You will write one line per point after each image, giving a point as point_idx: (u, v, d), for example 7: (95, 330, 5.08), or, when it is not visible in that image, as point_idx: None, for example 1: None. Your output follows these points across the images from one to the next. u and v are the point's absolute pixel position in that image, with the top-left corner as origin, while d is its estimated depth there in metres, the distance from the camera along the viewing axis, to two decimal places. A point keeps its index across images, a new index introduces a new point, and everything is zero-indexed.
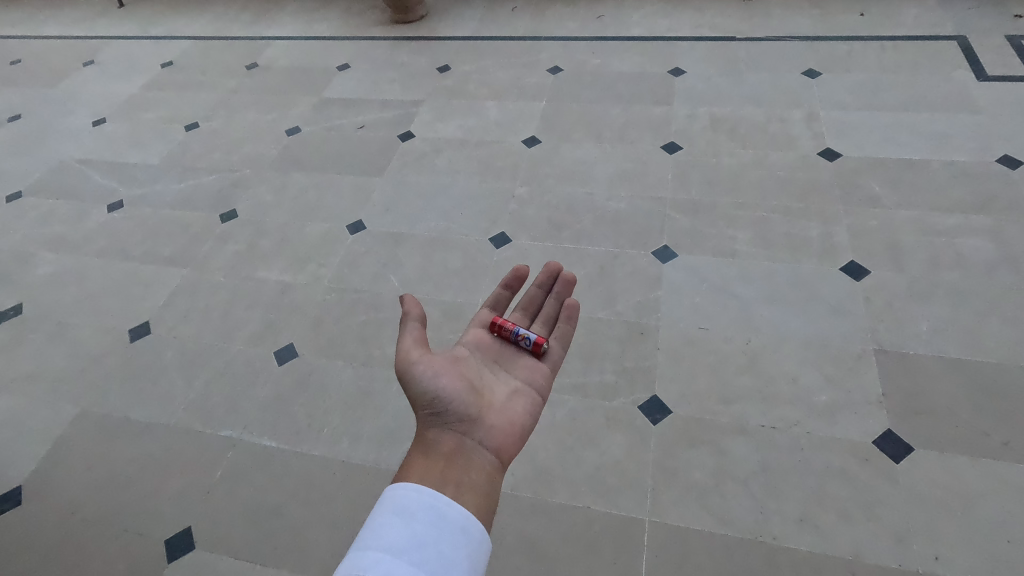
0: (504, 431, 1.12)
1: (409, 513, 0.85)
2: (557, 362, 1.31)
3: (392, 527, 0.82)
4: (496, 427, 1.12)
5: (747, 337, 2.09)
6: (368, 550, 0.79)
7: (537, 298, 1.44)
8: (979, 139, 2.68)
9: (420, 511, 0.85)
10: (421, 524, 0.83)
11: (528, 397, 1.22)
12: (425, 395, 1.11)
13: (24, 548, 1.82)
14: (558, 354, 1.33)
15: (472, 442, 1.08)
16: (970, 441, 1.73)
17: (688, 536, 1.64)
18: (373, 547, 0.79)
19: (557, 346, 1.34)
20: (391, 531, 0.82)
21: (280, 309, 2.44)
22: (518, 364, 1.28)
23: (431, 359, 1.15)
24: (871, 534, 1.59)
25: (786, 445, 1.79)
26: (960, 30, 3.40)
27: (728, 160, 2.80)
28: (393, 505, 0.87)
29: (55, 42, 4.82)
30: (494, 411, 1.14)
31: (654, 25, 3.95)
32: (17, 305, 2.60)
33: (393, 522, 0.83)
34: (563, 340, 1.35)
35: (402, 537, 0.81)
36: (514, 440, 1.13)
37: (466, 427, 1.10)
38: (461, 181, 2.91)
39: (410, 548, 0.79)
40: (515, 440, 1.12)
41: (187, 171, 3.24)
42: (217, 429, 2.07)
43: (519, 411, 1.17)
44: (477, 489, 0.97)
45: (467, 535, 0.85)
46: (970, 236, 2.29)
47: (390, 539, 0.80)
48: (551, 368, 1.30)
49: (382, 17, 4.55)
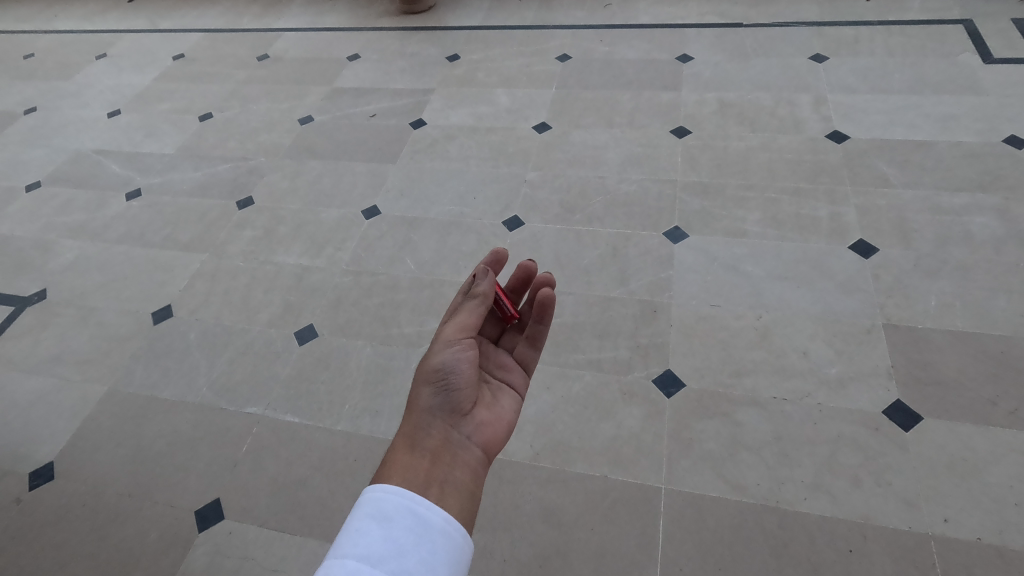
0: (491, 426, 1.03)
1: (387, 518, 0.77)
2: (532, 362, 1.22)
3: (368, 533, 0.75)
4: (484, 421, 1.02)
5: (758, 313, 2.14)
6: (343, 559, 0.71)
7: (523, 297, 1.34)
8: (987, 120, 2.71)
9: (398, 515, 0.77)
10: (399, 529, 0.76)
11: (512, 396, 1.13)
12: (434, 375, 0.99)
13: (58, 520, 1.88)
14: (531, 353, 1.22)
15: (459, 436, 0.98)
16: (978, 411, 1.78)
17: (704, 502, 1.69)
18: (346, 557, 0.71)
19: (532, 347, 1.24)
20: (366, 539, 0.74)
21: (299, 292, 2.49)
22: (503, 363, 1.17)
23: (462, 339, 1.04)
24: (882, 499, 1.64)
25: (797, 415, 1.84)
26: (967, 14, 3.42)
27: (737, 144, 2.84)
28: (367, 509, 0.78)
29: (68, 36, 4.88)
30: (486, 406, 1.05)
31: (662, 13, 3.99)
32: (41, 291, 2.65)
33: (368, 526, 0.76)
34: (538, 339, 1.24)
35: (380, 544, 0.74)
36: (499, 437, 1.04)
37: (456, 419, 0.99)
38: (473, 167, 2.96)
39: (388, 557, 0.72)
40: (500, 436, 1.03)
41: (203, 159, 3.30)
42: (242, 406, 2.13)
43: (505, 408, 1.09)
44: (463, 491, 0.88)
45: (451, 538, 0.78)
46: (977, 214, 2.32)
47: (365, 546, 0.73)
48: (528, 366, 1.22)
49: (391, 8, 4.59)
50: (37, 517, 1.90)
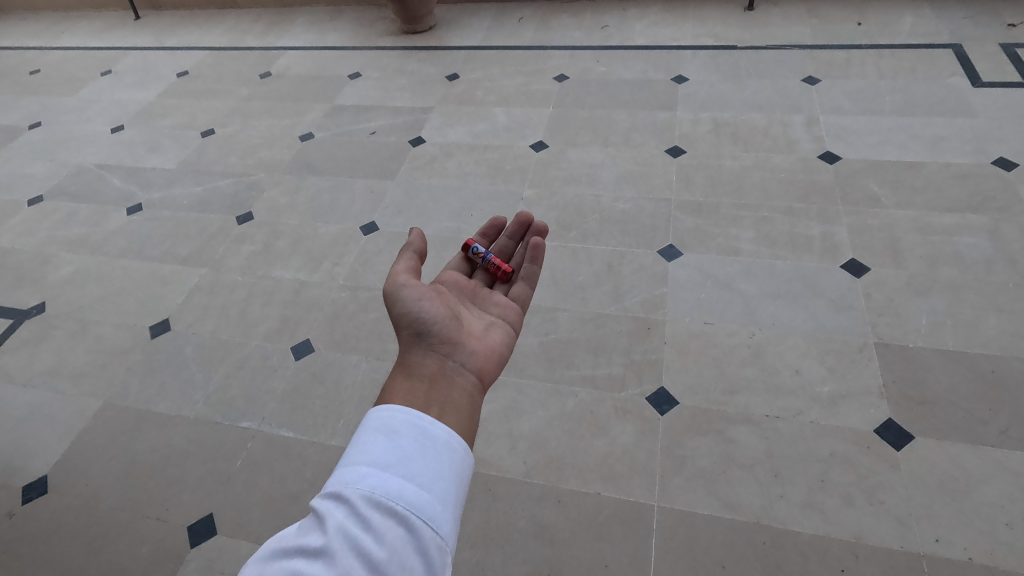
0: (485, 355, 1.04)
1: (389, 434, 0.74)
2: (525, 300, 1.29)
3: (375, 443, 0.73)
4: (477, 350, 1.04)
5: (751, 331, 2.15)
6: (354, 466, 0.70)
7: (508, 248, 1.50)
8: (976, 142, 2.75)
9: (402, 431, 0.75)
10: (402, 445, 0.73)
11: (505, 329, 1.16)
12: (409, 317, 1.06)
13: (51, 534, 1.88)
14: (525, 293, 1.30)
15: (454, 364, 0.99)
16: (969, 430, 1.79)
17: (696, 521, 1.69)
18: (354, 468, 0.70)
19: (524, 286, 1.32)
20: (373, 451, 0.72)
21: (297, 306, 2.51)
22: (493, 304, 1.23)
23: (411, 283, 1.10)
24: (874, 517, 1.64)
25: (790, 433, 1.85)
26: (955, 38, 3.49)
27: (731, 163, 2.88)
28: (371, 426, 0.76)
29: (73, 53, 4.96)
30: (476, 338, 1.08)
31: (658, 34, 4.06)
32: (40, 304, 2.67)
33: (373, 442, 0.73)
34: (529, 281, 1.33)
35: (388, 453, 0.72)
36: (495, 365, 1.05)
37: (447, 350, 1.02)
38: (471, 183, 3.00)
39: (396, 466, 0.70)
40: (497, 360, 1.05)
41: (204, 175, 3.34)
42: (238, 420, 2.13)
43: (498, 339, 1.11)
44: (461, 411, 0.87)
45: (454, 454, 0.76)
46: (967, 234, 2.35)
47: (375, 456, 0.71)
48: (522, 305, 1.28)
49: (392, 27, 4.68)
50: (29, 531, 1.89)
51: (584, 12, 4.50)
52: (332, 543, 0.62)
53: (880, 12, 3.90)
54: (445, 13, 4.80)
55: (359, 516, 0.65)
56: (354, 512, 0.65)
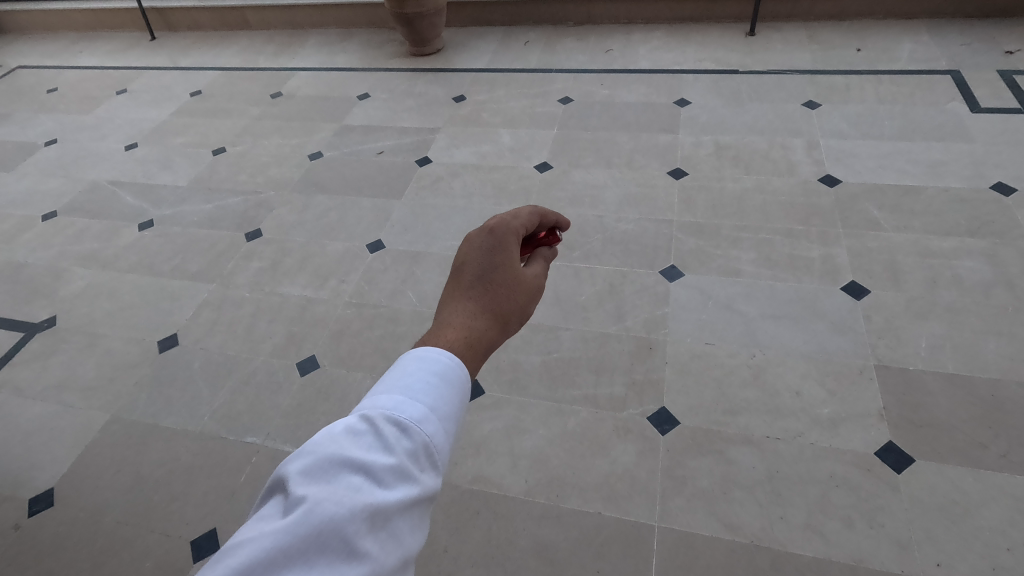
0: None
1: (449, 381, 0.54)
2: None
3: (428, 383, 0.53)
4: None
5: (751, 351, 2.18)
6: (404, 400, 0.50)
7: None
8: (974, 167, 2.79)
9: (460, 383, 0.55)
10: (458, 398, 0.54)
11: None
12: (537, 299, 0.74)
13: (56, 547, 1.90)
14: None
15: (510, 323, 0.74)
16: (969, 453, 1.80)
17: (696, 542, 1.69)
18: (413, 400, 0.50)
19: None
20: (432, 388, 0.52)
21: (303, 323, 2.55)
22: None
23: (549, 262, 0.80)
24: (874, 540, 1.64)
25: (790, 455, 1.86)
26: (954, 65, 3.55)
27: (732, 186, 2.92)
28: (421, 362, 0.55)
29: (90, 72, 5.09)
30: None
31: (660, 58, 4.15)
32: (51, 317, 2.72)
33: (434, 376, 0.54)
34: None
35: (446, 400, 0.52)
36: None
37: None
38: (476, 203, 3.05)
39: (454, 423, 0.52)
40: None
41: (214, 192, 3.40)
42: (242, 435, 2.16)
43: None
44: None
45: None
46: (967, 258, 2.38)
47: (437, 396, 0.52)
48: None
49: (401, 50, 4.79)
50: (34, 544, 1.91)
51: (589, 36, 4.60)
52: (393, 475, 0.45)
53: (880, 38, 3.97)
54: (453, 36, 4.91)
55: (419, 458, 0.47)
56: (416, 448, 0.47)
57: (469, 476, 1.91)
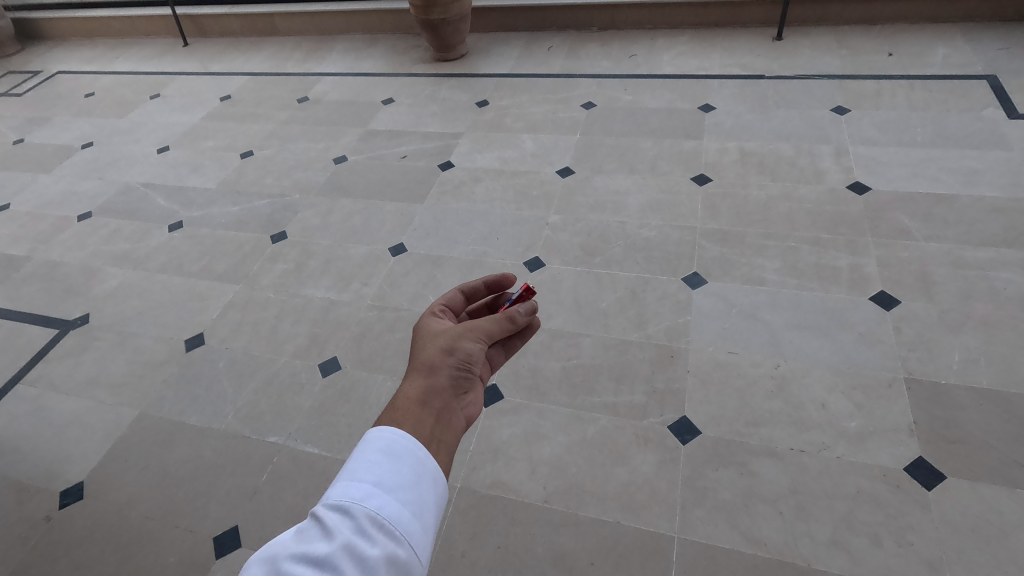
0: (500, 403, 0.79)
1: (396, 451, 0.58)
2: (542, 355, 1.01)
3: (379, 462, 0.56)
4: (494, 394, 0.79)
5: (776, 361, 2.14)
6: (354, 482, 0.53)
7: None
8: (1011, 175, 2.70)
9: (407, 450, 0.58)
10: (407, 464, 0.57)
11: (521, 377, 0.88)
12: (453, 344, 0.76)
13: (84, 539, 1.94)
14: None
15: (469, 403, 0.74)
16: (1005, 473, 1.73)
17: (716, 554, 1.67)
18: (357, 480, 0.53)
19: None
20: (378, 464, 0.56)
21: (326, 324, 2.58)
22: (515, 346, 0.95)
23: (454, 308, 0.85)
24: (903, 559, 1.59)
25: (816, 469, 1.82)
26: (991, 70, 3.45)
27: (757, 193, 2.88)
28: (369, 439, 0.59)
29: (125, 78, 5.24)
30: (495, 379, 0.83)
31: (685, 64, 4.11)
32: (84, 315, 2.80)
33: (380, 453, 0.57)
34: None
35: (394, 473, 0.55)
36: None
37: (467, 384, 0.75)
38: (498, 208, 3.06)
39: (405, 488, 0.55)
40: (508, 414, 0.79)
41: (241, 195, 3.47)
42: (265, 435, 2.19)
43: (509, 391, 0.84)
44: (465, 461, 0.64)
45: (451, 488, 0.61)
46: (1003, 269, 2.30)
47: (381, 471, 0.55)
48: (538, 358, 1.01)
49: (426, 55, 4.84)
50: (64, 536, 1.96)
51: (613, 41, 4.59)
52: (337, 559, 0.47)
53: (912, 42, 3.89)
54: (478, 42, 4.95)
55: (365, 533, 0.50)
56: (363, 524, 0.50)
57: (486, 482, 1.91)
